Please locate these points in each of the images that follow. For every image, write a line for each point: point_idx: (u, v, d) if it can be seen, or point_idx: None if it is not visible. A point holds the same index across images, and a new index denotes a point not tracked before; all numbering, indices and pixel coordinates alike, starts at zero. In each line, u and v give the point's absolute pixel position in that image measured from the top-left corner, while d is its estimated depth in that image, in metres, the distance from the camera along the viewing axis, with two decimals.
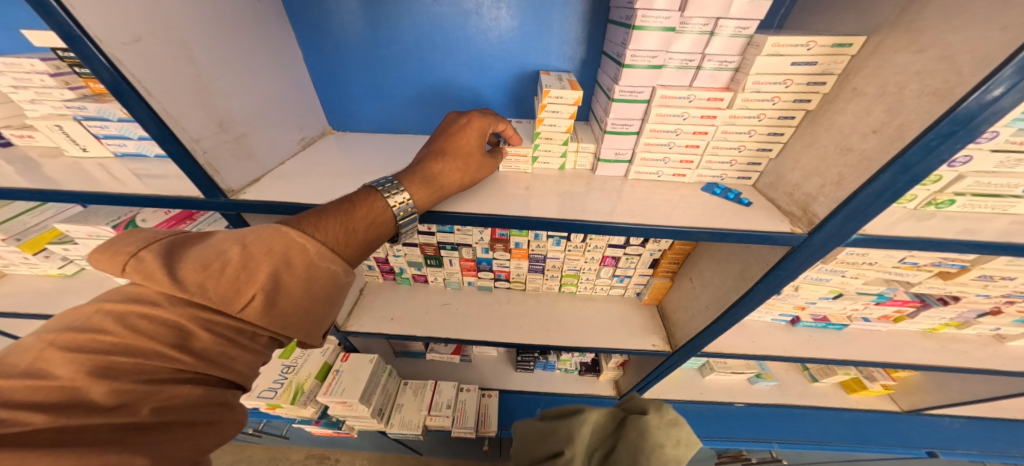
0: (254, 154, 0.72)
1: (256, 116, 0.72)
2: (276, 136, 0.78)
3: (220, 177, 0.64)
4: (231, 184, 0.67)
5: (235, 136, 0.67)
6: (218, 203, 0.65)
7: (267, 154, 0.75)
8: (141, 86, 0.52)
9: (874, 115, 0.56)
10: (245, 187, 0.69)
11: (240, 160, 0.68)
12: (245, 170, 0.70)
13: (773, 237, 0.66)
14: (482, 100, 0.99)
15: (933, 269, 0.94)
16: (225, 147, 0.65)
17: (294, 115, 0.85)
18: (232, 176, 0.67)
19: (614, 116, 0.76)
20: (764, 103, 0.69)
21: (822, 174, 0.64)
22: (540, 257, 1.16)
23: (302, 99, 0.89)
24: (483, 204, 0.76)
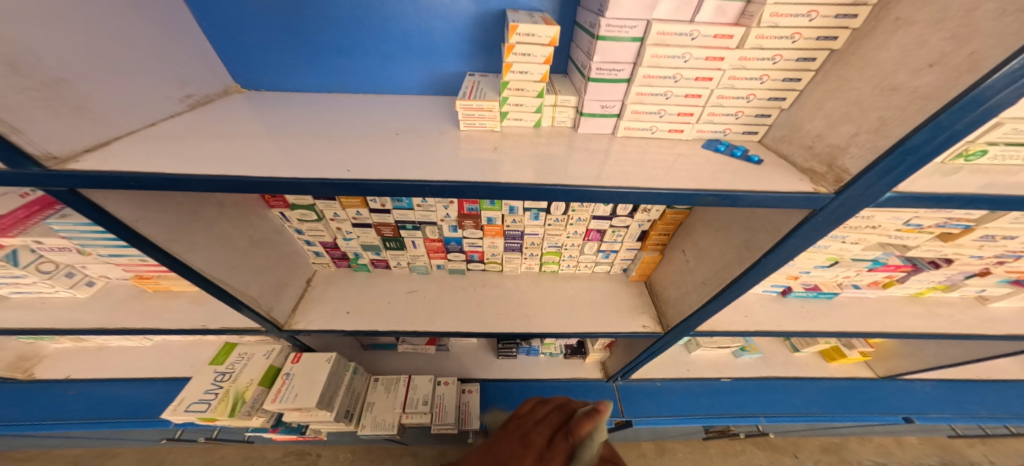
0: (89, 107, 0.51)
1: (87, 54, 0.51)
2: (127, 86, 0.57)
3: (23, 136, 0.44)
4: (49, 148, 0.46)
5: (48, 82, 0.46)
6: (30, 176, 0.45)
7: (116, 110, 0.55)
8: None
9: (931, 45, 0.44)
10: (79, 154, 0.49)
11: (61, 114, 0.47)
12: (75, 130, 0.49)
13: (793, 199, 0.54)
14: (437, 47, 0.80)
15: (934, 231, 0.87)
16: (27, 96, 0.44)
17: (160, 59, 0.63)
18: (48, 137, 0.46)
19: (599, 59, 0.61)
20: (782, 41, 0.56)
21: (854, 121, 0.52)
22: (516, 234, 1.02)
23: (174, 39, 0.66)
24: (439, 168, 0.60)
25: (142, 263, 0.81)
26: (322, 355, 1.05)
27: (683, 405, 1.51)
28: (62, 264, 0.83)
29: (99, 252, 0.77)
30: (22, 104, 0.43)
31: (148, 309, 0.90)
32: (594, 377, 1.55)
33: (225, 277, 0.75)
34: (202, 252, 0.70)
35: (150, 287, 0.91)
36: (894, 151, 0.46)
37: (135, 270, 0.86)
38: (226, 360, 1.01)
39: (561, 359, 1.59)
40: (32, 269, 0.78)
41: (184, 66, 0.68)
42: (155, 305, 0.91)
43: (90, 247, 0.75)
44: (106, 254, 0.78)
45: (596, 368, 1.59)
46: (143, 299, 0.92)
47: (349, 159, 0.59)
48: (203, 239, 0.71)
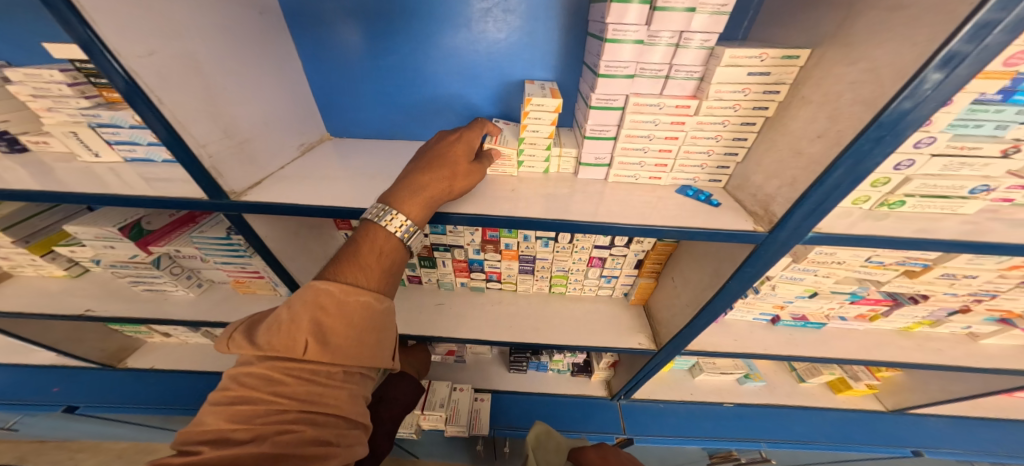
0: (254, 157, 0.76)
1: (258, 123, 0.77)
2: (275, 142, 0.83)
3: (223, 179, 0.69)
4: (233, 186, 0.71)
5: (238, 142, 0.72)
6: (222, 204, 0.70)
7: (268, 158, 0.80)
8: (154, 95, 0.56)
9: (819, 122, 0.62)
10: (247, 189, 0.74)
11: (241, 163, 0.73)
12: (246, 173, 0.74)
13: (738, 235, 0.71)
14: (472, 107, 1.04)
15: (899, 269, 0.95)
16: (227, 152, 0.70)
17: (292, 121, 0.89)
18: (235, 178, 0.71)
19: (592, 122, 0.81)
20: (727, 109, 0.74)
21: (779, 176, 0.69)
22: (530, 258, 1.20)
23: (302, 109, 0.94)
24: (470, 204, 0.81)
25: (242, 269, 1.06)
26: None
27: (685, 427, 1.57)
28: (186, 268, 1.09)
29: (215, 260, 1.03)
30: (224, 157, 0.69)
31: (235, 306, 1.13)
32: (599, 395, 1.65)
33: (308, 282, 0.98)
34: (296, 262, 0.93)
35: (243, 289, 1.15)
36: (803, 199, 0.62)
37: (234, 276, 1.11)
38: None
39: (568, 376, 1.72)
40: (167, 271, 1.03)
41: (303, 125, 0.95)
42: (240, 304, 1.14)
43: (211, 256, 1.01)
44: (221, 262, 1.04)
45: (602, 387, 1.69)
46: (232, 298, 1.16)
47: None
48: (298, 253, 0.93)
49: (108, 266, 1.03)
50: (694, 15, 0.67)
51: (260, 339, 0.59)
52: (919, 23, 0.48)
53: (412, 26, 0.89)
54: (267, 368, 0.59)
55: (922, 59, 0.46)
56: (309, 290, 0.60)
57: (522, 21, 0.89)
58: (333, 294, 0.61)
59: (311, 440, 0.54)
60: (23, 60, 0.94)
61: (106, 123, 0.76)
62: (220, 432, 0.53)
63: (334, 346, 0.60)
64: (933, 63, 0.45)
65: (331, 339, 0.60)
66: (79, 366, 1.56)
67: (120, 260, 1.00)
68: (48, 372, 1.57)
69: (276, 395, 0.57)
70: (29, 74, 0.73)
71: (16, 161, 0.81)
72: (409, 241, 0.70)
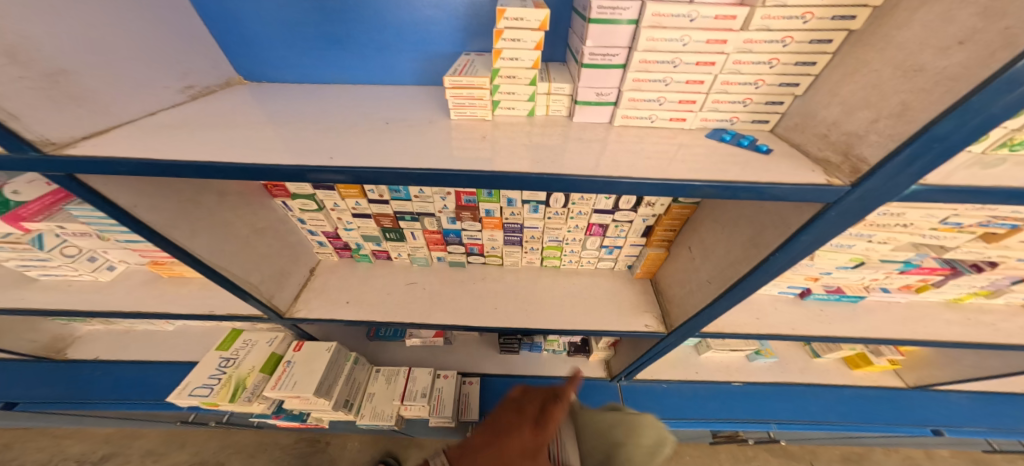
0: (87, 94, 0.51)
1: (85, 43, 0.51)
2: (126, 76, 0.57)
3: (20, 123, 0.44)
4: (47, 134, 0.47)
5: (45, 71, 0.46)
6: (32, 162, 0.46)
7: (115, 97, 0.55)
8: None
9: (959, 23, 0.40)
10: (76, 141, 0.50)
11: (56, 102, 0.48)
12: (71, 118, 0.50)
13: (803, 191, 0.50)
14: (430, 38, 0.78)
15: (976, 231, 0.77)
16: (24, 86, 0.44)
17: (160, 49, 0.63)
18: (47, 124, 0.47)
19: (591, 44, 0.57)
20: (792, 22, 0.52)
21: (873, 106, 0.48)
22: (516, 227, 1.00)
23: (179, 35, 0.67)
24: (425, 157, 0.58)
25: (156, 249, 0.85)
26: (323, 345, 1.09)
27: (692, 409, 1.45)
28: (86, 249, 0.87)
29: (116, 237, 0.82)
30: (18, 92, 0.44)
31: (159, 293, 0.93)
32: (598, 376, 1.52)
33: (226, 264, 0.77)
34: (202, 238, 0.72)
35: (165, 272, 0.94)
36: (922, 134, 0.41)
37: (150, 256, 0.90)
38: (232, 346, 1.06)
39: (564, 356, 1.58)
40: (56, 253, 0.83)
41: (186, 57, 0.68)
42: (165, 290, 0.94)
43: (108, 233, 0.80)
44: (124, 240, 0.82)
45: (600, 367, 1.56)
46: (156, 284, 0.95)
47: (335, 147, 0.58)
48: (202, 225, 0.72)
49: None
50: None
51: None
52: None
53: None
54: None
55: None
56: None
57: None
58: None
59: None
60: None
61: None
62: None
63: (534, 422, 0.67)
64: None
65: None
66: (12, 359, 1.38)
67: None
68: None
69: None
70: None
71: None
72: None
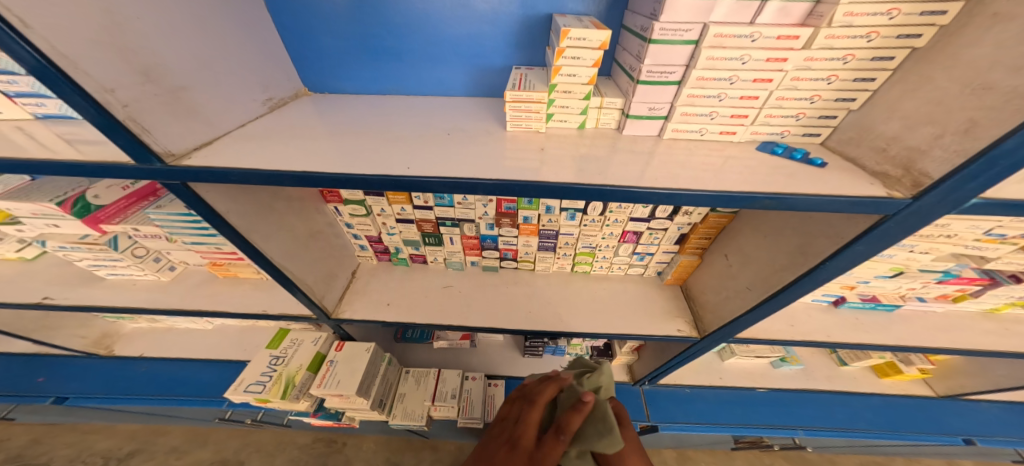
0: (198, 108, 0.57)
1: (198, 63, 0.57)
2: (226, 92, 0.63)
3: (151, 137, 0.50)
4: (170, 146, 0.53)
5: (170, 89, 0.53)
6: (157, 171, 0.51)
7: (219, 112, 0.61)
8: (11, 14, 0.36)
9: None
10: (190, 152, 0.55)
11: (176, 116, 0.54)
12: (189, 132, 0.56)
13: (864, 203, 0.52)
14: (484, 52, 0.83)
15: (1020, 243, 0.77)
16: (153, 102, 0.50)
17: (251, 66, 0.69)
18: (169, 137, 0.53)
19: (650, 62, 0.61)
20: (856, 40, 0.54)
21: (937, 122, 0.50)
22: (551, 234, 1.02)
23: (265, 52, 0.73)
24: (491, 168, 0.62)
25: (218, 250, 0.90)
26: (361, 345, 1.13)
27: (716, 415, 1.46)
28: (152, 250, 0.92)
29: (184, 239, 0.86)
30: (150, 107, 0.50)
31: (215, 293, 0.98)
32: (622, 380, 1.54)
33: (289, 266, 0.81)
34: (273, 241, 0.76)
35: (221, 273, 0.99)
36: (986, 152, 0.43)
37: (210, 258, 0.95)
38: (280, 345, 1.11)
39: (587, 360, 1.60)
40: (127, 253, 0.88)
41: (269, 73, 0.74)
42: (221, 291, 0.99)
43: (178, 235, 0.84)
44: (190, 242, 0.87)
45: (624, 371, 1.58)
46: (213, 284, 1.00)
47: (407, 158, 0.62)
48: (274, 230, 0.77)
49: (56, 248, 0.87)
50: None
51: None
52: None
53: None
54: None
55: None
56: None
57: None
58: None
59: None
60: None
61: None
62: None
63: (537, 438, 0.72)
64: None
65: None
66: (60, 355, 1.45)
67: (68, 241, 0.84)
68: (31, 360, 1.47)
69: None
70: None
71: None
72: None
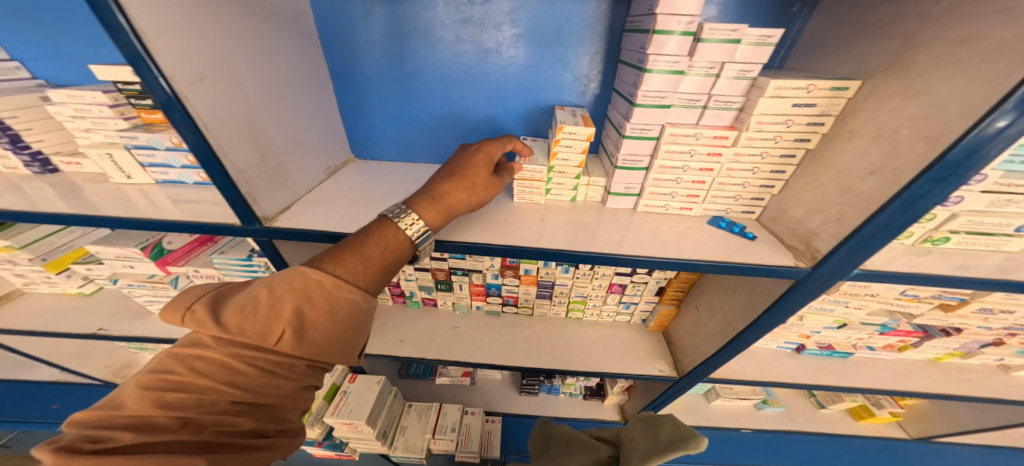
0: (287, 181, 0.76)
1: (292, 145, 0.77)
2: (305, 166, 0.82)
3: (258, 205, 0.67)
4: (267, 211, 0.70)
5: (273, 166, 0.71)
6: (253, 229, 0.69)
7: (297, 182, 0.79)
8: (201, 121, 0.55)
9: (872, 157, 0.60)
10: (277, 215, 0.73)
11: (274, 188, 0.72)
12: (279, 198, 0.73)
13: (778, 270, 0.69)
14: (496, 130, 1.03)
15: (934, 302, 0.94)
16: (262, 176, 0.69)
17: (322, 144, 0.89)
18: (268, 203, 0.70)
19: (624, 151, 0.81)
20: (767, 141, 0.74)
21: (823, 211, 0.68)
22: (549, 284, 1.17)
23: (330, 131, 0.94)
24: (499, 234, 0.79)
25: None
26: (372, 378, 1.24)
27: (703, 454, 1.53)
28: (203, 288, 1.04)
29: (233, 281, 0.97)
30: (260, 181, 0.68)
31: None
32: (614, 419, 1.61)
33: None
34: None
35: None
36: (849, 240, 0.61)
37: None
38: None
39: (581, 400, 1.68)
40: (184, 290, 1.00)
41: (331, 147, 0.95)
42: None
43: (229, 277, 0.95)
44: (238, 283, 0.98)
45: (616, 411, 1.65)
46: None
47: None
48: None
49: (124, 286, 1.00)
50: (738, 46, 0.67)
51: (226, 318, 0.53)
52: (995, 58, 0.47)
53: (438, 56, 0.90)
54: (226, 355, 0.52)
55: (1000, 94, 0.45)
56: (298, 277, 0.56)
57: (550, 49, 0.89)
58: (326, 287, 0.57)
59: (249, 433, 0.51)
60: (57, 80, 0.93)
61: (143, 145, 0.76)
62: (148, 413, 0.45)
63: (308, 338, 0.56)
64: (1008, 102, 0.44)
65: (310, 333, 0.56)
66: (81, 383, 1.52)
67: (138, 280, 0.99)
68: (53, 386, 1.54)
69: (230, 387, 0.50)
70: (71, 95, 0.73)
71: (44, 182, 0.81)
72: (420, 242, 0.66)
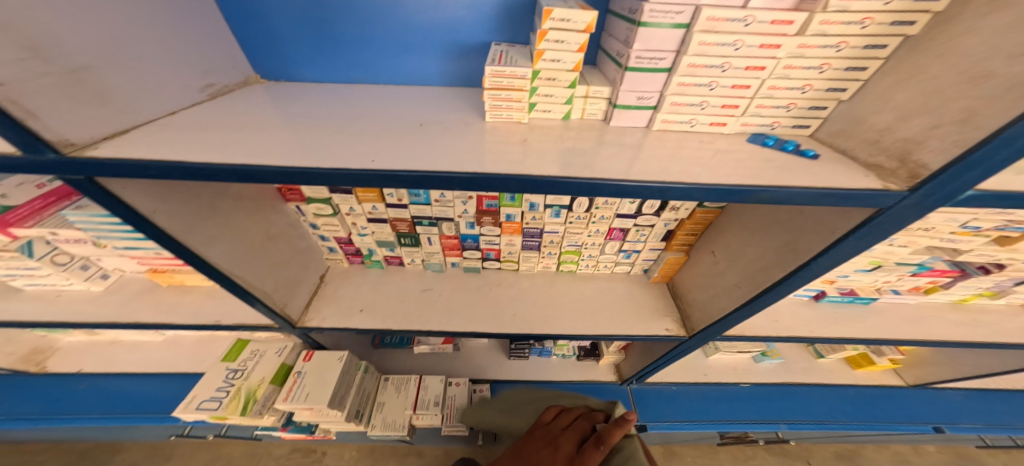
0: (108, 92, 0.49)
1: (106, 38, 0.48)
2: (146, 74, 0.54)
3: (43, 123, 0.41)
4: (68, 135, 0.44)
5: (69, 65, 0.44)
6: (49, 165, 0.43)
7: (137, 98, 0.53)
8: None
9: None
10: (95, 142, 0.47)
11: (78, 101, 0.45)
12: (93, 117, 0.47)
13: (860, 196, 0.50)
14: (460, 38, 0.76)
15: (992, 234, 0.79)
16: (45, 78, 0.41)
17: (181, 46, 0.61)
18: (68, 124, 0.44)
19: (640, 47, 0.57)
20: (850, 26, 0.51)
21: (933, 111, 0.48)
22: (536, 232, 0.97)
23: (199, 28, 0.64)
24: (464, 160, 0.56)
25: (158, 256, 0.81)
26: (333, 355, 1.05)
27: (702, 411, 1.45)
28: (78, 257, 0.82)
29: (114, 244, 0.77)
30: (43, 89, 0.41)
31: (158, 303, 0.87)
32: (609, 380, 1.50)
33: (240, 272, 0.74)
34: (218, 245, 0.69)
35: (165, 281, 0.89)
36: (972, 152, 0.42)
37: (149, 264, 0.86)
38: (238, 357, 1.02)
39: (574, 362, 1.56)
40: (47, 260, 0.78)
41: (207, 53, 0.66)
42: (166, 300, 0.89)
43: (106, 240, 0.75)
44: (123, 247, 0.78)
45: (611, 371, 1.54)
46: (154, 293, 0.90)
47: (372, 150, 0.56)
48: (219, 233, 0.69)
49: None
50: None
51: None
52: None
53: None
54: None
55: None
56: None
57: None
58: None
59: None
60: None
61: None
62: None
63: None
64: None
65: None
66: None
67: None
68: None
69: None
70: None
71: None
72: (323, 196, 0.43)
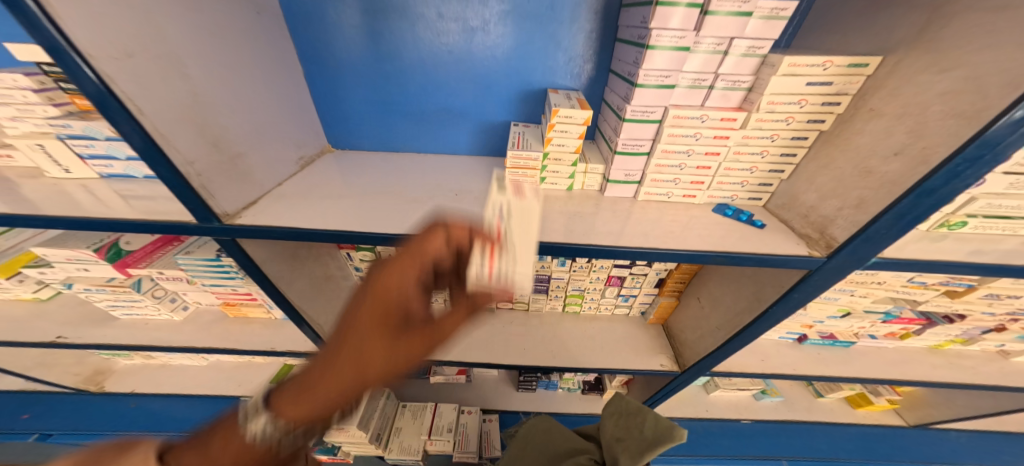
0: (248, 172, 0.69)
1: (251, 135, 0.69)
2: (269, 156, 0.74)
3: (214, 201, 0.61)
4: (225, 207, 0.64)
5: (230, 156, 0.64)
6: (213, 228, 0.62)
7: (263, 174, 0.73)
8: (132, 104, 0.48)
9: (896, 137, 0.56)
10: (239, 211, 0.66)
11: (233, 180, 0.65)
12: (240, 192, 0.67)
13: (791, 261, 0.65)
14: (485, 117, 0.97)
15: (940, 289, 0.90)
16: (217, 166, 0.62)
17: (290, 132, 0.82)
18: (226, 200, 0.64)
19: (625, 136, 0.75)
20: (778, 123, 0.68)
21: (840, 197, 0.64)
22: (544, 278, 1.12)
23: (301, 117, 0.86)
24: None
25: (233, 291, 0.98)
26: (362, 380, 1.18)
27: (704, 446, 1.51)
28: (170, 291, 1.01)
29: (203, 281, 0.94)
30: (216, 175, 0.61)
31: (225, 332, 1.04)
32: None
33: (306, 305, 0.90)
34: (296, 284, 0.86)
35: (233, 312, 1.06)
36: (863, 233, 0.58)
37: (224, 298, 1.02)
38: None
39: (579, 395, 1.64)
40: (149, 294, 0.96)
41: (303, 134, 0.87)
42: (231, 328, 1.05)
43: (197, 278, 0.93)
44: (208, 284, 0.95)
45: None
46: (221, 324, 1.06)
47: (420, 218, 0.73)
48: (297, 274, 0.87)
49: (81, 290, 0.94)
50: (749, 20, 0.62)
51: None
52: None
53: (419, 47, 0.85)
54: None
55: None
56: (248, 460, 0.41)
57: (539, 27, 0.82)
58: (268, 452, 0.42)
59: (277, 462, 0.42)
60: None
61: (78, 135, 0.68)
62: None
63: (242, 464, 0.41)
64: None
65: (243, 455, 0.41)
66: (53, 391, 1.45)
67: (95, 284, 0.92)
68: (22, 395, 1.46)
69: None
70: None
71: None
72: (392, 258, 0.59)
